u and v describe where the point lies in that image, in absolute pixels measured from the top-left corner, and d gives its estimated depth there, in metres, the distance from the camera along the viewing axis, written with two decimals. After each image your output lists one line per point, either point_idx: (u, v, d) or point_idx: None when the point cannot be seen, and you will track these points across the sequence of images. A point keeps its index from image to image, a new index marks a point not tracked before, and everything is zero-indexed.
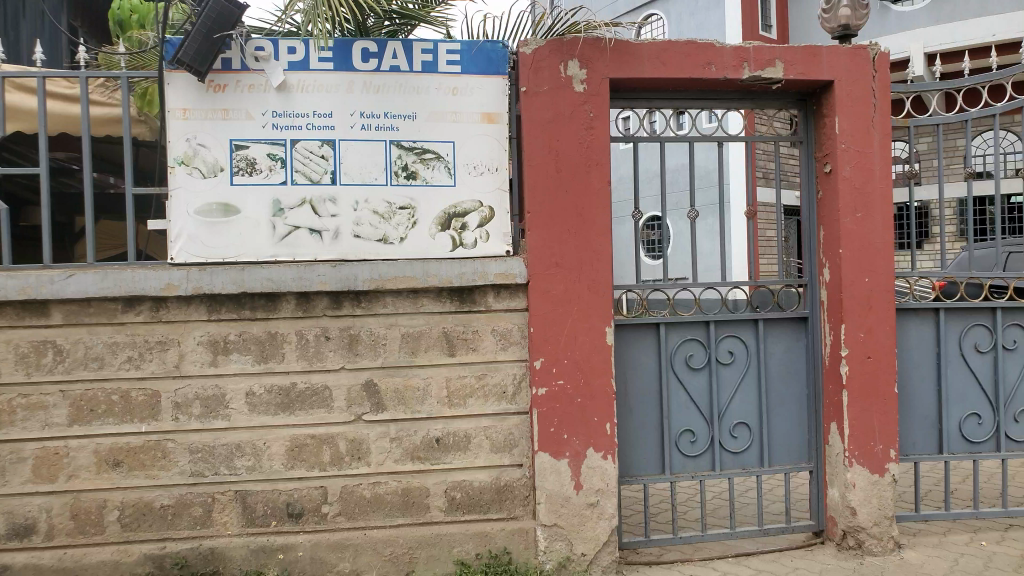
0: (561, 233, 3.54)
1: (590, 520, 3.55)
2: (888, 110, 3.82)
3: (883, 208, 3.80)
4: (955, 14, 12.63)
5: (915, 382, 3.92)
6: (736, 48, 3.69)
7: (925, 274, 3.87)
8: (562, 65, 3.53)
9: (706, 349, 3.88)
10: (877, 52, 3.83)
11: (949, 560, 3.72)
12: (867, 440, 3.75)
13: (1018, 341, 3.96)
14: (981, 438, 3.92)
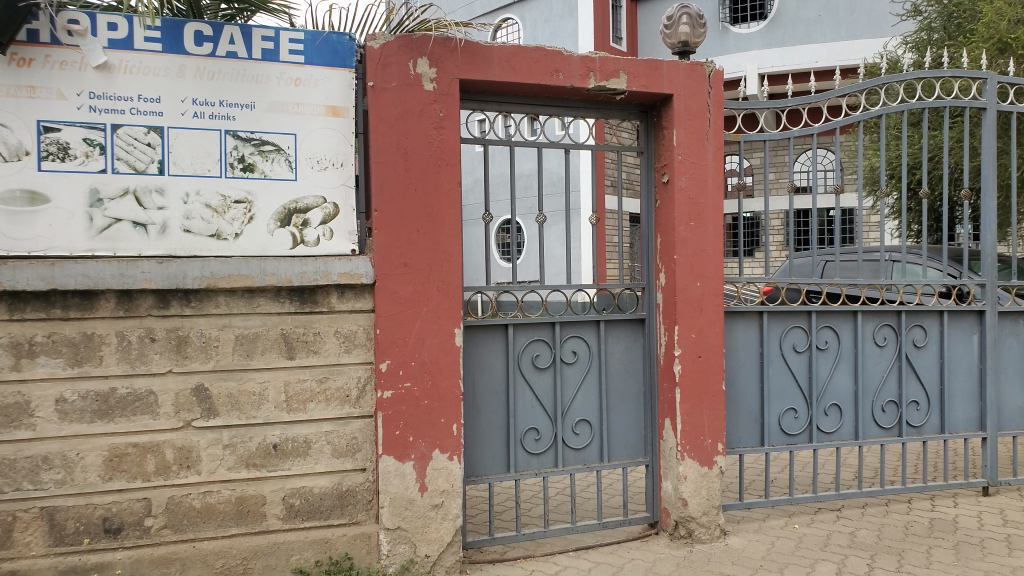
0: (409, 233, 3.49)
1: (434, 521, 3.53)
2: (720, 126, 4.10)
3: (714, 217, 4.06)
4: (784, 40, 14.17)
5: (741, 380, 4.21)
6: (583, 58, 3.80)
7: (751, 280, 4.17)
8: (411, 63, 3.49)
9: (551, 349, 3.97)
10: (712, 70, 4.07)
11: (766, 543, 4.04)
12: (697, 436, 3.98)
13: (830, 342, 4.32)
14: (796, 430, 4.27)
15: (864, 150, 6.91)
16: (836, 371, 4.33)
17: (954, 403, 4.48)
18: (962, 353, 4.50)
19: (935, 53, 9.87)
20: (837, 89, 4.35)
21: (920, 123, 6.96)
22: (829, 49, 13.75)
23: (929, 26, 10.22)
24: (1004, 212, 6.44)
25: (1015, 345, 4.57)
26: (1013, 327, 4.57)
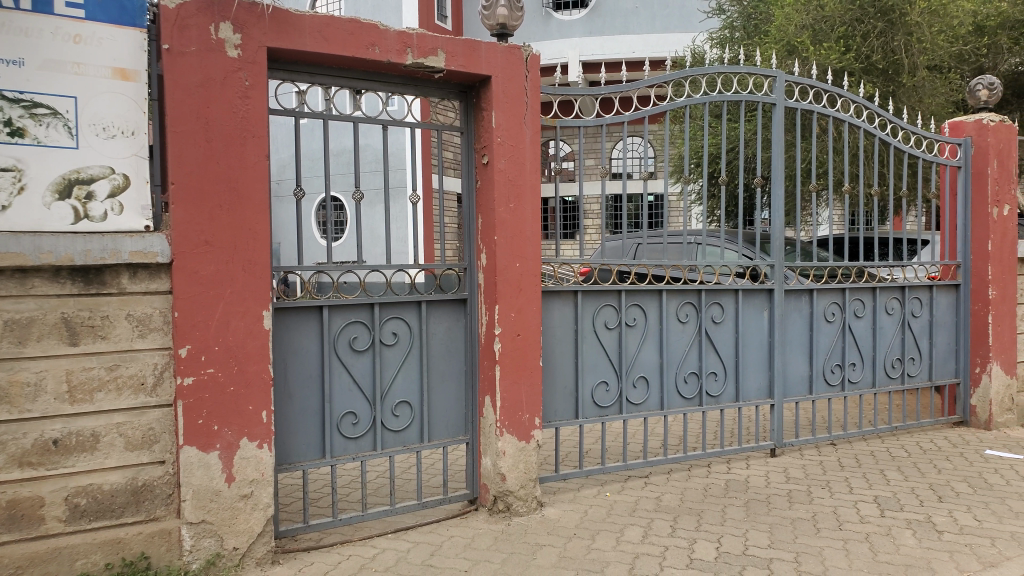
0: (213, 209, 3.28)
1: (242, 512, 3.36)
2: (537, 110, 4.20)
3: (531, 199, 4.17)
4: (604, 28, 15.38)
5: (558, 357, 4.35)
6: (399, 33, 3.74)
7: (566, 260, 4.33)
8: (213, 27, 3.26)
9: (369, 331, 3.89)
10: (529, 54, 4.15)
11: (580, 512, 4.24)
12: (515, 412, 4.09)
13: (639, 319, 4.58)
14: (608, 403, 4.49)
15: (672, 139, 7.42)
16: (643, 346, 4.60)
17: (747, 373, 4.90)
18: (754, 329, 4.92)
19: (739, 50, 10.99)
20: (646, 80, 4.58)
21: (720, 115, 7.59)
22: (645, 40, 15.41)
23: (731, 25, 11.70)
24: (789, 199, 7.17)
25: (799, 319, 5.04)
26: (797, 303, 5.04)
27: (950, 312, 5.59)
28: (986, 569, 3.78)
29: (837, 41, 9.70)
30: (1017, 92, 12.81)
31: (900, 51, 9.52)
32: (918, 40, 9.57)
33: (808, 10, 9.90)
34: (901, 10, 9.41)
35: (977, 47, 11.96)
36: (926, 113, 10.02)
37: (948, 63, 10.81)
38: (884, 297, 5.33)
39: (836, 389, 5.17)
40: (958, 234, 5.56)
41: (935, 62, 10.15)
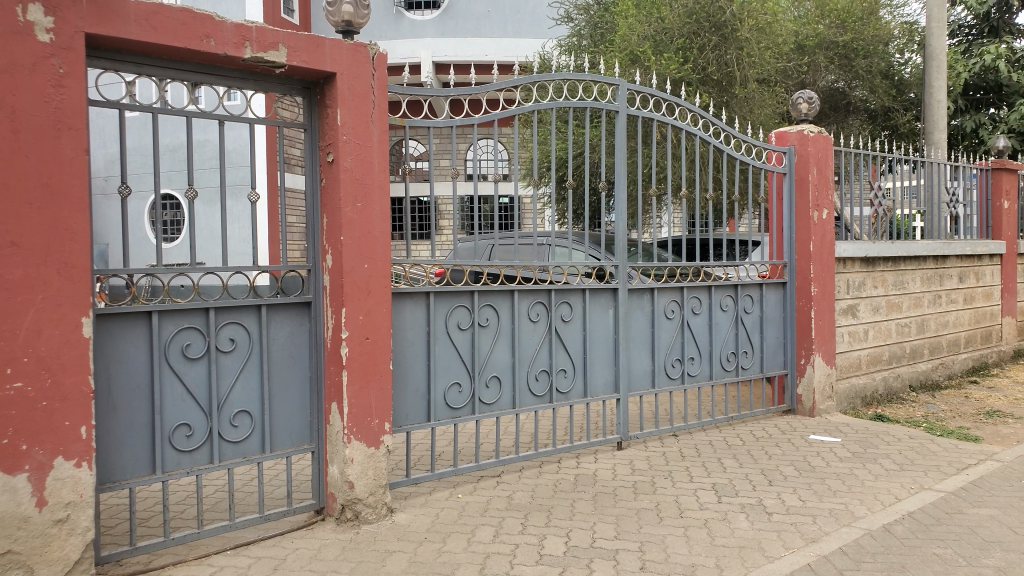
0: (20, 208, 2.98)
1: (57, 539, 3.08)
2: (385, 109, 4.13)
3: (379, 199, 4.09)
4: (456, 30, 16.27)
5: (408, 359, 4.30)
6: (237, 26, 3.56)
7: (417, 261, 4.27)
8: (20, 8, 2.96)
9: (205, 337, 3.68)
10: (376, 53, 4.06)
11: (431, 516, 4.21)
12: (364, 417, 4.00)
13: (491, 319, 4.61)
14: (460, 404, 4.48)
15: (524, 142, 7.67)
16: (495, 346, 4.63)
17: (595, 370, 5.05)
18: (601, 327, 5.09)
19: (587, 58, 11.43)
20: (495, 84, 4.61)
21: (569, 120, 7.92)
22: (498, 44, 15.99)
23: (579, 33, 12.19)
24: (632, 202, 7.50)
25: (642, 316, 5.27)
26: (639, 302, 5.26)
27: (778, 307, 6.03)
28: (809, 544, 4.10)
29: (676, 52, 10.39)
30: (833, 106, 14.01)
31: (733, 64, 10.30)
32: (748, 54, 10.41)
33: (650, 22, 10.46)
34: (733, 27, 10.31)
35: (797, 64, 13.30)
36: (755, 123, 10.86)
37: (774, 77, 11.83)
38: (719, 295, 5.66)
39: (677, 382, 5.44)
40: (784, 235, 6.00)
41: (763, 76, 11.08)
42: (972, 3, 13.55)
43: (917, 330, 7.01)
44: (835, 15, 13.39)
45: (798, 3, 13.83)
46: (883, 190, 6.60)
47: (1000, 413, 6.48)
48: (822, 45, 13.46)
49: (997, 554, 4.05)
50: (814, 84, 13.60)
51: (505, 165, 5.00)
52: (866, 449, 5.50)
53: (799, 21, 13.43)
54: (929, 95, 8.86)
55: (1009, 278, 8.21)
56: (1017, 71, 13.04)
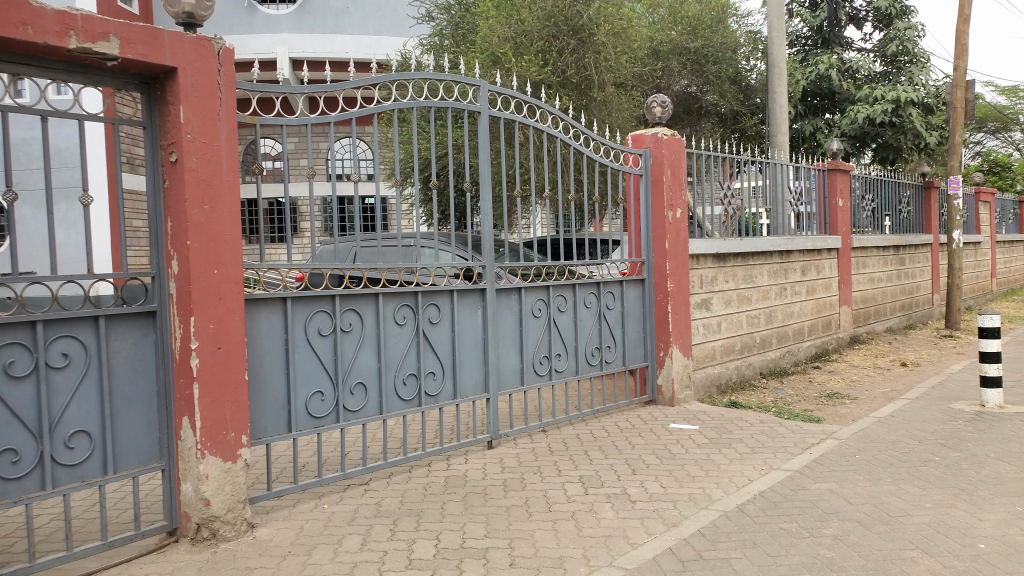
0: None
1: None
2: (233, 107, 3.93)
3: (229, 201, 3.90)
4: (314, 24, 15.83)
5: (266, 368, 4.13)
6: (59, 13, 3.27)
7: (273, 266, 4.13)
8: None
9: (32, 354, 3.37)
10: (221, 47, 3.87)
11: (295, 528, 4.07)
12: (218, 431, 3.80)
13: (354, 323, 4.50)
14: (324, 412, 4.35)
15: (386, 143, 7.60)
16: (359, 351, 4.52)
17: (463, 371, 5.04)
18: (468, 327, 5.08)
19: (448, 58, 11.44)
20: (352, 82, 4.50)
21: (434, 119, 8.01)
22: (359, 42, 15.85)
23: (440, 32, 12.17)
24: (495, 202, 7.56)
25: (509, 315, 5.32)
26: (506, 302, 5.30)
27: (638, 303, 6.27)
28: (670, 529, 4.29)
29: (537, 54, 10.57)
30: (686, 109, 14.86)
31: (590, 68, 10.68)
32: (605, 59, 10.85)
33: (510, 24, 10.60)
34: (590, 31, 10.64)
35: (652, 69, 13.87)
36: (613, 125, 11.24)
37: (630, 81, 12.30)
38: (582, 292, 5.81)
39: (544, 379, 5.53)
40: (642, 234, 6.23)
41: (620, 79, 11.50)
42: (806, 15, 14.65)
43: (765, 320, 7.50)
44: (686, 23, 14.09)
45: (652, 9, 14.46)
46: (733, 189, 7.06)
47: (838, 395, 7.05)
48: (675, 51, 14.14)
49: (835, 524, 4.40)
50: (669, 88, 14.26)
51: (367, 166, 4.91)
52: (721, 435, 5.82)
53: (654, 27, 14.02)
54: (772, 101, 9.48)
55: (845, 271, 8.93)
56: (847, 80, 14.22)
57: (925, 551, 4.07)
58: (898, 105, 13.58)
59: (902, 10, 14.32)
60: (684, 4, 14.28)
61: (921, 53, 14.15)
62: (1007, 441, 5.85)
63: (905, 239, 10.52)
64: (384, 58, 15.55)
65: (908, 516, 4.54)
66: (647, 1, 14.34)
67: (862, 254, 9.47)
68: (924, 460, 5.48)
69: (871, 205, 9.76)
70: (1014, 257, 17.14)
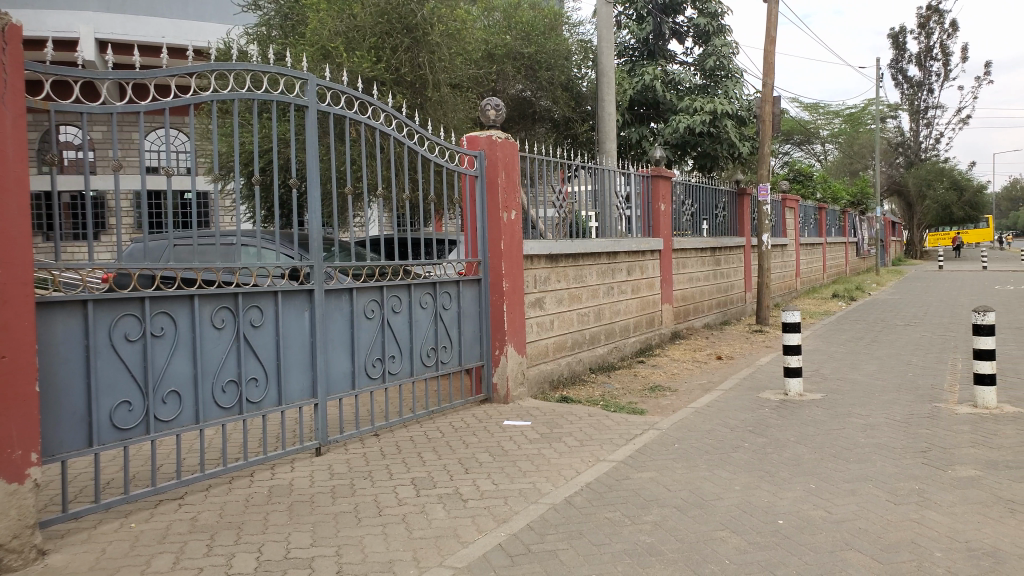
0: None
1: None
2: (20, 90, 3.53)
3: (18, 195, 3.51)
4: (122, 7, 15.42)
5: (62, 378, 3.76)
6: None
7: (72, 266, 3.77)
8: None
9: None
10: (5, 23, 3.48)
11: (97, 551, 3.74)
12: (2, 449, 3.41)
13: (166, 328, 4.20)
14: (131, 424, 4.03)
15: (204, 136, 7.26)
16: (172, 357, 4.23)
17: (289, 375, 4.86)
18: (295, 330, 4.90)
19: (274, 49, 11.02)
20: (164, 69, 4.18)
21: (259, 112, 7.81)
22: (177, 26, 14.99)
23: (268, 23, 11.69)
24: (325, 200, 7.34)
25: (339, 317, 5.17)
26: (336, 303, 5.15)
27: (474, 303, 6.32)
28: (500, 525, 4.37)
29: (369, 50, 10.46)
30: (520, 114, 15.25)
31: (424, 67, 10.82)
32: (439, 59, 11.00)
33: (342, 18, 10.37)
34: (423, 30, 10.76)
35: (487, 71, 14.06)
36: (447, 126, 11.36)
37: (465, 81, 12.50)
38: (418, 293, 5.77)
39: (377, 381, 5.44)
40: (477, 234, 6.29)
41: (454, 80, 11.63)
42: (633, 27, 15.46)
43: (594, 318, 7.84)
44: (521, 28, 14.43)
45: (487, 12, 14.65)
46: (564, 193, 7.31)
47: (661, 387, 7.50)
48: (509, 55, 14.43)
49: (655, 511, 4.67)
50: (504, 90, 14.65)
51: (182, 158, 4.59)
52: (552, 430, 6.01)
53: (489, 30, 14.24)
54: (601, 108, 9.91)
55: (666, 271, 9.52)
56: (669, 91, 15.16)
57: (733, 530, 4.41)
58: (716, 117, 14.64)
59: (719, 28, 15.45)
60: (518, 9, 14.61)
61: (735, 69, 15.38)
62: (804, 425, 6.48)
63: (720, 241, 11.37)
64: (205, 45, 14.79)
65: (719, 499, 4.91)
66: (483, 4, 14.59)
67: (682, 255, 10.14)
68: (734, 445, 5.95)
69: (690, 210, 10.46)
70: (813, 257, 19.03)
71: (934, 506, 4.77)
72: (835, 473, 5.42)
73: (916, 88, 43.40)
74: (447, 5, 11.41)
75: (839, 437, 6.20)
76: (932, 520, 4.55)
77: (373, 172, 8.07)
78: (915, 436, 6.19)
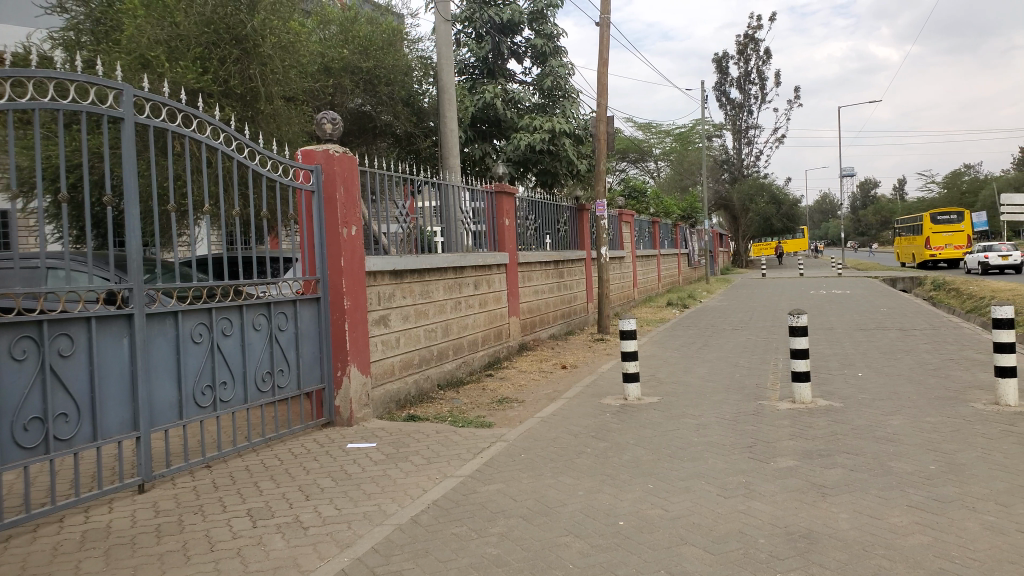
0: None
1: None
2: None
3: None
4: None
5: None
6: None
7: None
8: None
9: None
10: None
11: None
12: None
13: None
14: None
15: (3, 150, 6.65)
16: None
17: (105, 408, 4.48)
18: (111, 359, 4.52)
19: (85, 56, 10.25)
20: None
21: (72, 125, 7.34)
22: None
23: (77, 27, 10.83)
24: (146, 218, 6.87)
25: (161, 343, 4.83)
26: (159, 327, 4.82)
27: (313, 323, 6.15)
28: (344, 550, 4.25)
29: (194, 61, 10.01)
30: (361, 127, 15.10)
31: (256, 79, 10.61)
32: (271, 71, 10.81)
33: (163, 26, 9.87)
34: (254, 42, 10.52)
35: (323, 85, 13.78)
36: (284, 141, 11.24)
37: (300, 95, 12.23)
38: (250, 314, 5.51)
39: (207, 410, 5.14)
40: (315, 252, 6.13)
41: (288, 93, 11.40)
42: (473, 46, 15.72)
43: (441, 334, 7.86)
44: (358, 42, 14.29)
45: (323, 26, 14.50)
46: (407, 208, 7.31)
47: (508, 399, 7.63)
48: (346, 69, 14.20)
49: (501, 522, 4.72)
50: (342, 105, 14.42)
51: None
52: (398, 449, 5.94)
53: (325, 44, 14.11)
54: (444, 125, 10.01)
55: (513, 285, 9.72)
56: (510, 109, 15.54)
57: (576, 535, 4.54)
58: (555, 135, 15.19)
59: (555, 49, 16.03)
60: (354, 24, 14.46)
61: (571, 90, 16.04)
62: (642, 428, 6.81)
63: (563, 255, 11.77)
64: None
65: (564, 505, 5.05)
66: (318, 17, 14.34)
67: (527, 269, 10.40)
68: (577, 452, 6.15)
69: (533, 225, 10.74)
70: (649, 268, 20.14)
71: (759, 497, 5.15)
72: (671, 471, 5.73)
73: (737, 109, 47.13)
74: (280, 16, 11.12)
75: (674, 437, 6.56)
76: (756, 509, 4.92)
77: (200, 189, 7.68)
78: (741, 433, 6.68)
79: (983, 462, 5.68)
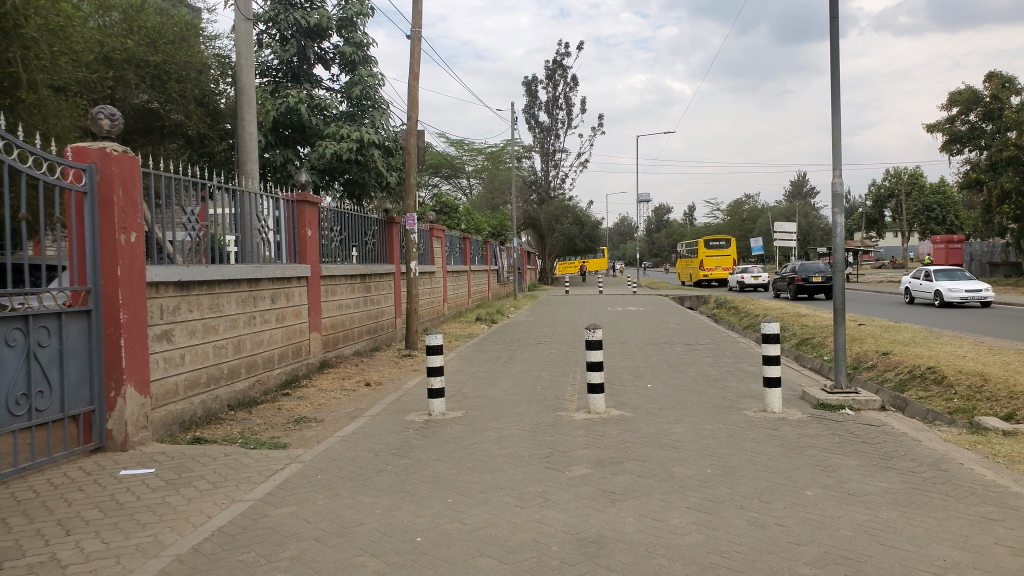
0: None
1: None
2: None
3: None
4: None
5: None
6: None
7: None
8: None
9: None
10: None
11: None
12: None
13: None
14: None
15: None
16: None
17: None
18: None
19: None
20: None
21: None
22: None
23: None
24: None
25: None
26: None
27: (82, 338, 5.55)
28: None
29: None
30: (146, 126, 14.11)
31: (16, 64, 9.38)
32: (36, 56, 9.73)
33: None
34: (15, 22, 9.23)
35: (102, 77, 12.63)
36: (48, 133, 10.31)
37: (71, 86, 11.28)
38: (4, 328, 4.85)
39: None
40: (87, 260, 5.56)
41: (56, 82, 10.53)
42: (277, 49, 15.15)
43: (232, 350, 7.42)
44: (144, 33, 13.31)
45: (102, 11, 13.23)
46: (197, 215, 6.86)
47: (306, 419, 7.35)
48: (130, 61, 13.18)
49: (293, 546, 4.51)
50: (124, 99, 13.42)
51: None
52: (180, 474, 5.51)
53: (105, 31, 12.94)
54: (241, 127, 9.51)
55: (314, 299, 9.43)
56: (316, 115, 15.14)
57: (372, 554, 4.44)
58: (363, 145, 14.99)
59: (364, 58, 15.88)
60: (140, 13, 13.44)
61: (381, 100, 15.96)
62: (444, 443, 6.83)
63: (369, 269, 11.58)
64: None
65: (361, 525, 4.92)
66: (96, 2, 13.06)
67: (332, 283, 10.12)
68: (377, 470, 6.04)
69: (338, 237, 10.48)
70: (458, 284, 20.37)
71: (553, 505, 5.35)
72: (471, 485, 5.80)
73: (545, 133, 49.48)
74: None
75: (475, 451, 6.64)
76: (550, 518, 5.09)
77: None
78: (539, 444, 6.91)
79: (751, 464, 6.30)
